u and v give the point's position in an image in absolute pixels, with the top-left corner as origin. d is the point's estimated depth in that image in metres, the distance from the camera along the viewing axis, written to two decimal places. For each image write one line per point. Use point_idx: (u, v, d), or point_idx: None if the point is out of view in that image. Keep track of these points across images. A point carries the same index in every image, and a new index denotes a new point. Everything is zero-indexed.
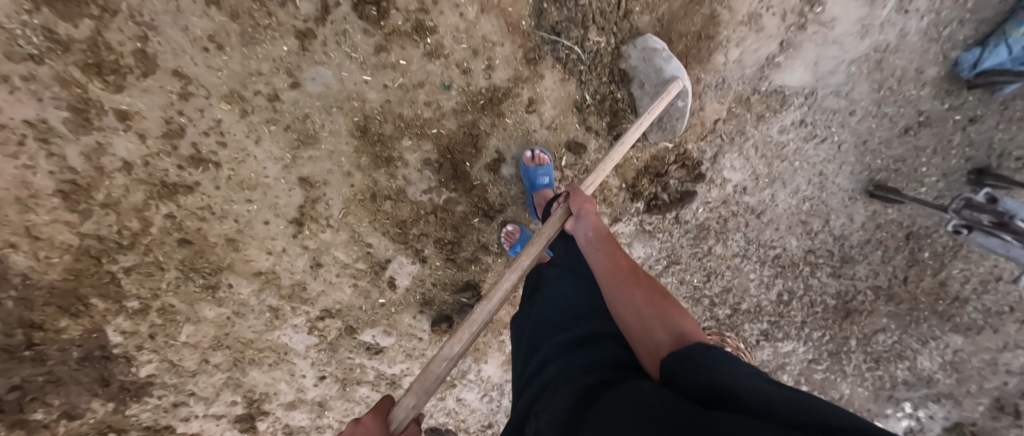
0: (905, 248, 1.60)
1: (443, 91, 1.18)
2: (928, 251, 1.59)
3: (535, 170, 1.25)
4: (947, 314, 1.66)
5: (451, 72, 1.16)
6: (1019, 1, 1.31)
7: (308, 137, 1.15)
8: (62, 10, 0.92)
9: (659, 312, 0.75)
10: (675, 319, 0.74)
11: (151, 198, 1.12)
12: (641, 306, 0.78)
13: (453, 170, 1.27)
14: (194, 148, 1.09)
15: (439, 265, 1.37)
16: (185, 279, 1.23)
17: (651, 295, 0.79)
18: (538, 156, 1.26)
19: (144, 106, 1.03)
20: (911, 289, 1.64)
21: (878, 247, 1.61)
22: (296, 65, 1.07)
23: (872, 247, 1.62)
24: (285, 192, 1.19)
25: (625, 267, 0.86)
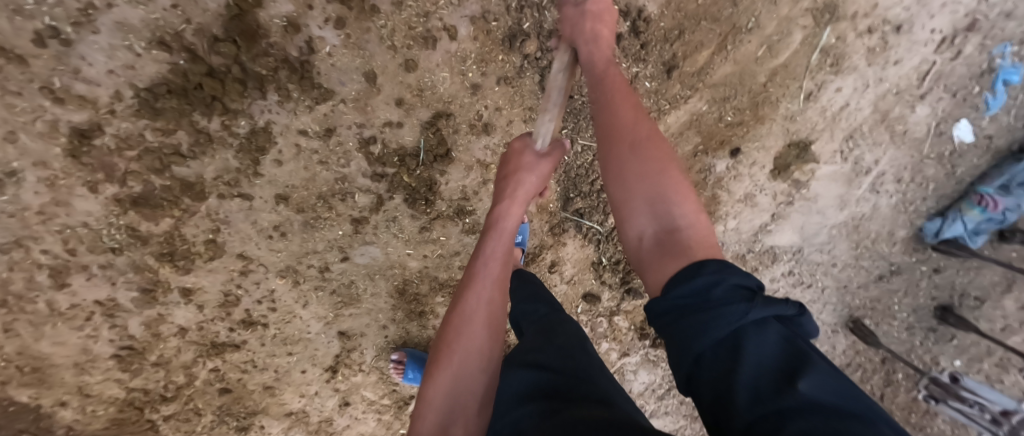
0: (882, 370, 1.81)
1: None
2: (901, 373, 1.80)
3: None
4: (920, 426, 1.86)
5: None
6: (970, 185, 1.56)
7: (351, 298, 1.27)
8: (147, 212, 1.06)
9: (653, 193, 0.78)
10: (670, 206, 0.77)
11: (200, 356, 1.21)
12: (632, 185, 0.79)
13: None
14: (246, 312, 1.20)
15: None
16: (219, 422, 1.28)
17: (647, 165, 0.79)
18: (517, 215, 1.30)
19: (207, 282, 1.15)
20: (888, 405, 1.85)
21: (859, 368, 1.83)
22: (348, 244, 1.22)
23: (853, 369, 1.83)
24: (325, 344, 1.29)
25: (632, 127, 0.83)
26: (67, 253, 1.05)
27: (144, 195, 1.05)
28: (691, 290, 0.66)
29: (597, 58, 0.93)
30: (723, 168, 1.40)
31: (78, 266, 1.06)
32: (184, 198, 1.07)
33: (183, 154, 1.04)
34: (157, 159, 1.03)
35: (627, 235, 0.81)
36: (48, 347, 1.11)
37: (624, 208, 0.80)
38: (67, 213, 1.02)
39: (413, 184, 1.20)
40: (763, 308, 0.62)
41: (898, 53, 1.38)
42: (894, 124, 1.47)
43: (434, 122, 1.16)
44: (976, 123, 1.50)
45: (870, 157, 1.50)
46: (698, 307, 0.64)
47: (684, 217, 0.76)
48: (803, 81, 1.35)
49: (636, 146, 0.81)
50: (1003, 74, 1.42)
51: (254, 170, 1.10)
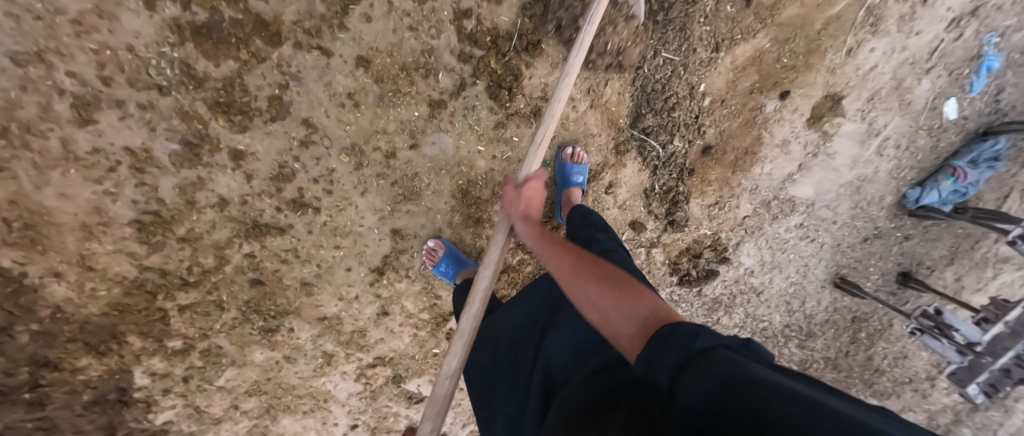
0: (851, 328, 1.94)
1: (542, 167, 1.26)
2: (864, 331, 1.94)
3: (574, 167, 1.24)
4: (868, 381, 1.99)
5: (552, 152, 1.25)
6: (946, 159, 1.71)
7: (412, 193, 1.15)
8: (208, 49, 0.88)
9: (600, 295, 0.70)
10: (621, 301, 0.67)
11: (235, 236, 1.03)
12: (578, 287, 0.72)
13: None
14: (298, 192, 1.04)
15: None
16: (243, 321, 1.12)
17: (588, 272, 0.73)
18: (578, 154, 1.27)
19: (261, 149, 0.98)
20: (851, 361, 1.97)
21: (833, 326, 1.94)
22: (422, 129, 1.09)
23: (829, 326, 1.94)
24: (375, 241, 1.16)
25: (570, 259, 0.77)
26: (100, 82, 0.86)
27: (209, 27, 0.87)
28: (650, 348, 0.59)
29: (525, 224, 0.91)
30: (772, 109, 1.40)
31: (111, 101, 0.87)
32: (255, 39, 0.90)
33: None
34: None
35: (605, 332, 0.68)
36: (52, 200, 0.90)
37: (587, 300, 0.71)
38: (110, 29, 0.84)
39: (499, 71, 1.09)
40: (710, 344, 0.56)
41: (920, 25, 1.47)
42: (905, 94, 1.56)
43: (535, 4, 1.06)
44: (960, 102, 1.62)
45: (882, 121, 1.59)
46: (657, 352, 0.58)
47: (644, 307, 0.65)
48: (848, 36, 1.33)
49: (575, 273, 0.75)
50: (986, 62, 1.56)
51: (341, 23, 0.94)
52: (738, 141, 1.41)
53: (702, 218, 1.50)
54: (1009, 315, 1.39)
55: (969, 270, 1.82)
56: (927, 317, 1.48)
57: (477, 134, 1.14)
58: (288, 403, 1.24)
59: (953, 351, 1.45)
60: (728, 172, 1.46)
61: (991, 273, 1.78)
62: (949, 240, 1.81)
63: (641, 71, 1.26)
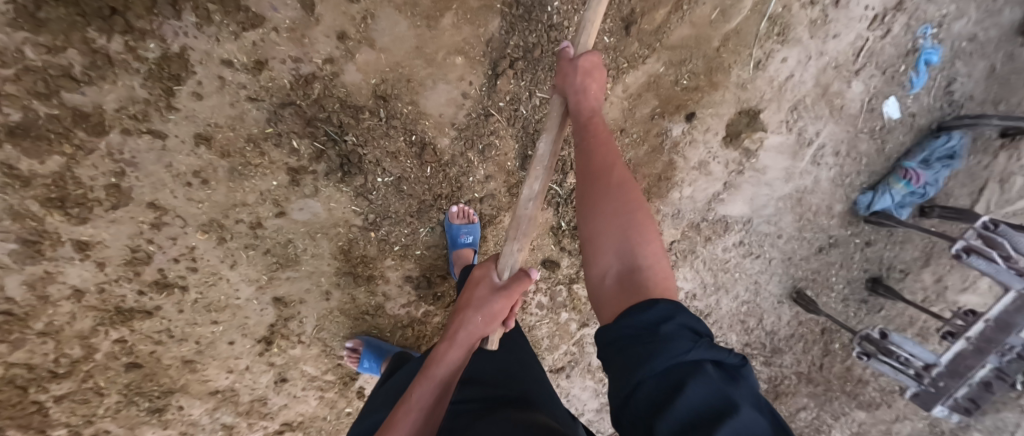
0: (820, 340, 1.83)
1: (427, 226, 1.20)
2: (837, 343, 1.84)
3: (458, 228, 1.17)
4: (853, 393, 1.87)
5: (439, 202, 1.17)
6: (897, 159, 1.58)
7: (288, 259, 1.11)
8: (27, 147, 0.87)
9: (625, 221, 0.74)
10: (639, 242, 0.73)
11: (100, 324, 1.02)
12: (600, 216, 0.75)
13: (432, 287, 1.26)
14: (160, 273, 1.02)
15: None
16: (127, 404, 1.10)
17: (623, 204, 0.76)
18: (465, 213, 1.19)
19: (109, 236, 0.96)
20: (826, 373, 1.86)
21: (801, 340, 1.84)
22: (285, 197, 1.05)
23: (796, 340, 1.84)
24: (257, 312, 1.13)
25: (608, 167, 0.80)
26: None
27: (25, 125, 0.86)
28: (641, 321, 0.62)
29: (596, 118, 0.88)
30: (680, 132, 1.33)
31: None
32: (78, 132, 0.89)
33: (75, 78, 0.86)
34: (40, 78, 0.84)
35: (594, 264, 0.75)
36: None
37: (596, 224, 0.76)
38: None
39: (357, 130, 1.04)
40: (706, 350, 0.58)
41: (837, 27, 1.38)
42: (833, 99, 1.46)
43: (387, 58, 1.02)
44: (902, 101, 1.51)
45: (814, 129, 1.49)
46: (647, 337, 0.60)
47: (649, 257, 0.72)
48: (752, 49, 1.29)
49: (608, 174, 0.79)
50: (924, 55, 1.43)
51: (169, 103, 0.92)
52: (648, 169, 1.35)
53: None
54: (972, 331, 1.18)
55: (951, 269, 1.67)
56: (871, 342, 1.33)
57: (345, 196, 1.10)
58: None
59: (908, 375, 1.29)
60: (643, 200, 1.39)
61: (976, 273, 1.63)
62: (921, 241, 1.67)
63: (518, 115, 1.13)
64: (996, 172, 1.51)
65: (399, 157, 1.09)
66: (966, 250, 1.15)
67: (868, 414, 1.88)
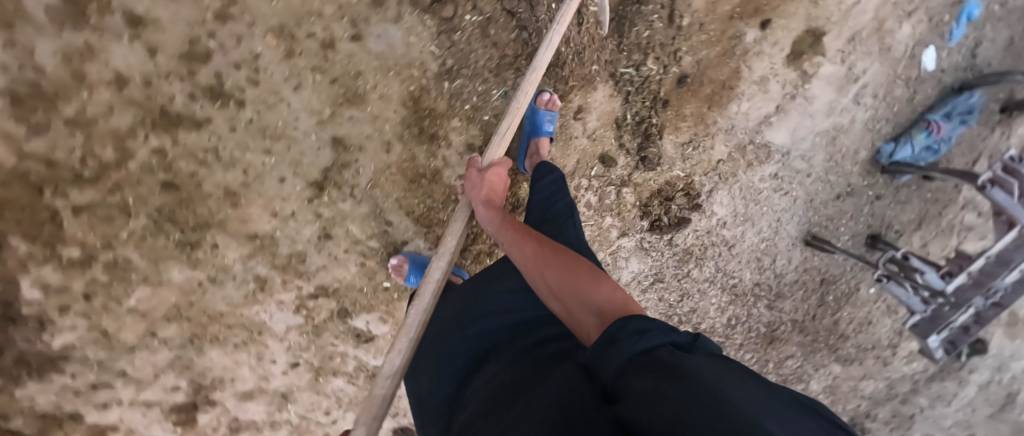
0: (819, 291, 1.84)
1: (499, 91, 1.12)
2: (831, 295, 1.85)
3: (541, 114, 1.18)
4: (835, 347, 1.91)
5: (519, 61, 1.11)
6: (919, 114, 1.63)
7: (355, 95, 1.03)
8: None
9: (572, 288, 0.67)
10: (588, 292, 0.65)
11: (139, 125, 0.92)
12: (552, 286, 0.69)
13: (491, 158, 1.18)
14: (216, 78, 0.93)
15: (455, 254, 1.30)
16: (156, 232, 0.99)
17: (562, 265, 0.71)
18: (549, 101, 1.22)
19: (166, 17, 0.88)
20: (817, 324, 1.89)
21: (802, 287, 1.83)
22: (364, 17, 0.98)
23: (799, 287, 1.83)
24: (313, 150, 1.04)
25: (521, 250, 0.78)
26: None
27: None
28: (600, 344, 0.56)
29: (491, 212, 0.91)
30: (752, 39, 1.33)
31: None
32: None
33: None
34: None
35: (570, 328, 0.67)
36: None
37: (545, 288, 0.70)
38: None
39: None
40: (656, 338, 0.54)
41: None
42: (885, 37, 1.50)
43: None
44: (938, 53, 1.55)
45: (861, 66, 1.53)
46: (608, 350, 0.55)
47: (607, 295, 0.64)
48: None
49: (547, 249, 0.75)
50: (967, 8, 1.48)
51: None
52: (714, 73, 1.34)
53: (674, 157, 1.43)
54: (975, 265, 1.26)
55: (936, 236, 1.75)
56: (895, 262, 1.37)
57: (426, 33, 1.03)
58: (215, 332, 1.12)
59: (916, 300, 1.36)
60: (704, 107, 1.38)
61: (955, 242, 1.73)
62: (919, 205, 1.73)
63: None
64: (989, 147, 1.60)
65: None
66: (991, 182, 1.19)
67: (842, 367, 1.95)
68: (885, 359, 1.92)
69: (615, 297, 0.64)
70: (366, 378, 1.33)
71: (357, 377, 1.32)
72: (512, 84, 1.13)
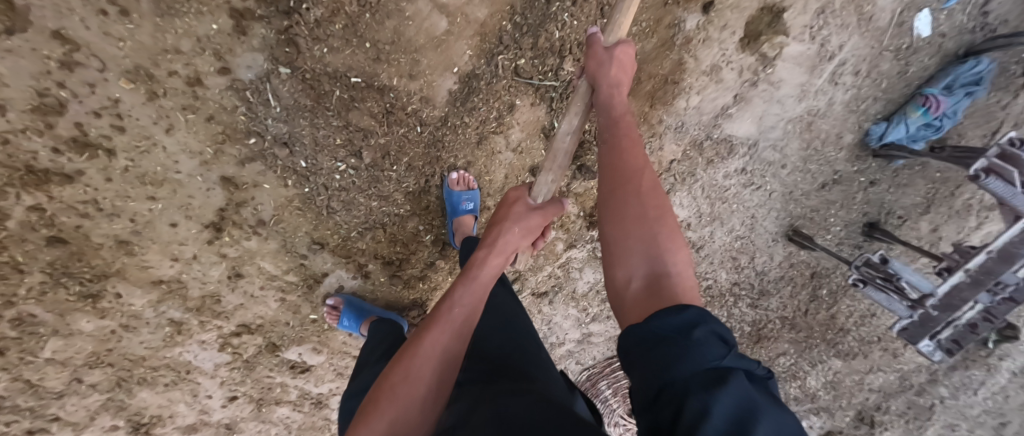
0: (809, 285, 1.69)
1: (391, 103, 1.05)
2: (825, 288, 1.69)
3: (458, 194, 1.15)
4: (833, 341, 1.76)
5: (405, 79, 1.04)
6: (919, 86, 1.34)
7: (235, 131, 0.98)
8: None
9: (651, 226, 0.70)
10: (662, 252, 0.68)
11: (9, 185, 0.88)
12: (626, 230, 0.70)
13: (403, 167, 1.12)
14: (78, 128, 0.88)
15: (382, 280, 1.26)
16: (54, 286, 0.98)
17: (648, 215, 0.71)
18: (464, 179, 1.17)
19: (6, 70, 0.81)
20: (810, 319, 1.74)
21: (790, 283, 1.70)
22: (228, 48, 0.92)
23: (784, 283, 1.70)
24: (202, 192, 1.01)
25: (632, 174, 0.75)
26: None
27: None
28: (671, 323, 0.56)
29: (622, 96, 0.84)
30: (695, 26, 1.20)
31: None
32: None
33: None
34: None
35: (615, 275, 0.70)
36: None
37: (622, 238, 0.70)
38: None
39: None
40: (736, 357, 0.54)
41: None
42: (863, 4, 1.21)
43: None
44: (935, 17, 1.25)
45: (838, 41, 1.26)
46: (666, 340, 0.55)
47: (676, 266, 0.68)
48: None
49: (627, 176, 0.74)
50: None
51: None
52: (653, 67, 1.23)
53: None
54: (972, 263, 1.04)
55: (948, 220, 1.50)
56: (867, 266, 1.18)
57: (286, 56, 0.96)
58: (142, 373, 1.14)
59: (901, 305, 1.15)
60: (645, 105, 1.27)
61: (975, 223, 1.47)
62: (925, 186, 1.48)
63: None
64: (1013, 115, 1.30)
65: (340, 6, 0.94)
66: (986, 170, 0.96)
67: (844, 362, 1.77)
68: (895, 350, 1.72)
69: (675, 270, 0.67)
70: (313, 404, 1.36)
71: (302, 404, 1.35)
72: (420, 98, 1.07)
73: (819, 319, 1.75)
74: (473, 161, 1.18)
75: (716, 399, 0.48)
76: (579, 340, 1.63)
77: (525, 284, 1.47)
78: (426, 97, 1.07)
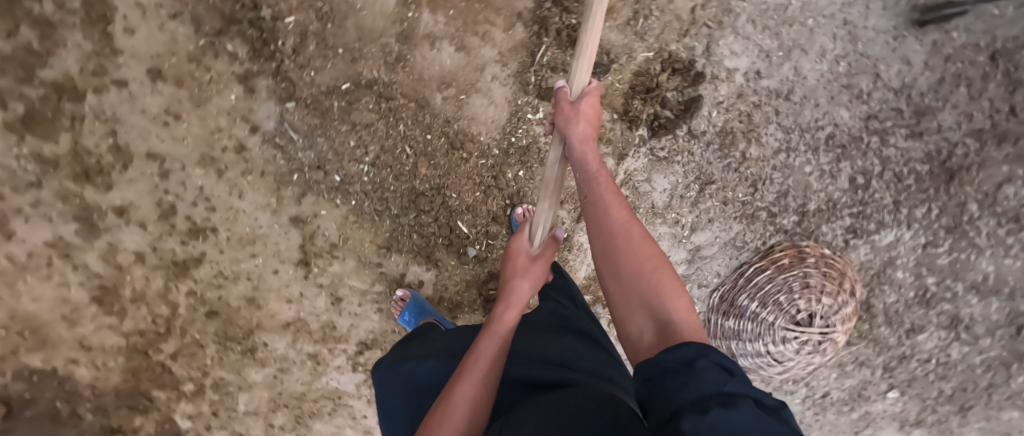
0: (994, 72, 1.17)
1: (377, 91, 1.21)
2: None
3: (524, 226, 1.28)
4: None
5: (391, 66, 1.21)
6: None
7: (282, 176, 1.20)
8: (41, 133, 1.09)
9: (649, 288, 0.70)
10: (664, 304, 0.68)
11: (170, 280, 1.21)
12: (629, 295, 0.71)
13: (411, 148, 1.24)
14: (189, 220, 1.19)
15: (454, 265, 1.32)
16: (225, 350, 1.27)
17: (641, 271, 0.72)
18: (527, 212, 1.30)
19: (135, 195, 1.16)
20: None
21: (959, 84, 1.20)
22: (249, 109, 1.17)
23: (949, 87, 1.21)
24: (283, 236, 1.23)
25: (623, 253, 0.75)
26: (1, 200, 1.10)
27: (30, 113, 1.07)
28: (673, 358, 0.57)
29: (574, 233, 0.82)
30: None
31: (14, 210, 1.11)
32: (65, 105, 1.08)
33: (36, 53, 1.05)
34: (30, 75, 1.05)
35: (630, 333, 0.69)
36: (32, 305, 1.15)
37: (625, 302, 0.71)
38: None
39: (257, 34, 1.15)
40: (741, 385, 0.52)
41: None
42: None
43: None
44: None
45: None
46: (678, 371, 0.55)
47: (679, 312, 0.66)
48: None
49: (621, 228, 0.77)
50: None
51: (122, 55, 1.09)
52: None
53: (627, 42, 1.27)
54: None
55: None
56: None
57: (290, 92, 1.17)
58: (308, 408, 1.34)
59: None
60: None
61: None
62: None
63: None
64: None
65: (305, 36, 1.16)
66: None
67: None
68: None
69: (687, 323, 0.65)
70: None
71: None
72: (403, 78, 1.22)
73: (982, 111, 1.18)
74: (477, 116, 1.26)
75: (698, 389, 0.51)
76: (689, 258, 1.46)
77: None
78: (408, 77, 1.22)
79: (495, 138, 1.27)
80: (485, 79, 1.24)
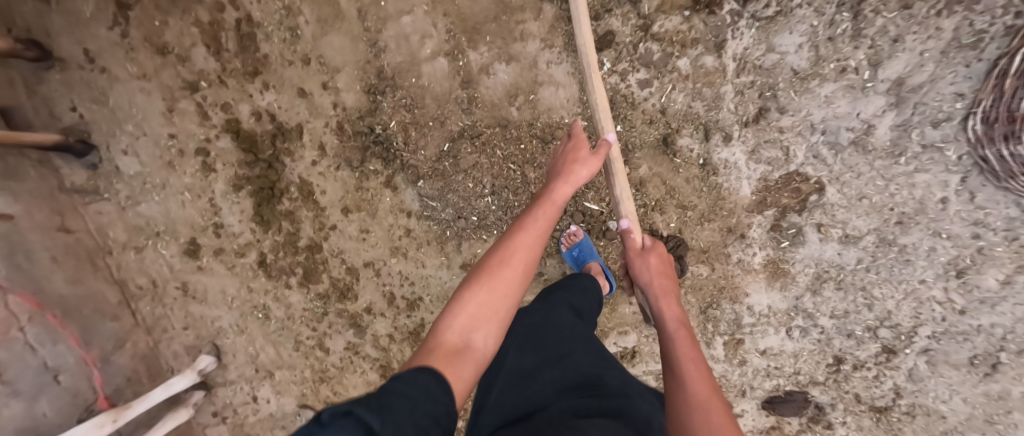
0: None
1: (471, 135, 1.39)
2: None
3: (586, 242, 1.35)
4: None
5: (473, 111, 1.39)
6: None
7: (442, 238, 1.47)
8: (309, 280, 1.54)
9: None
10: None
11: (414, 346, 1.55)
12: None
13: (518, 163, 1.38)
14: (404, 297, 1.53)
15: (605, 243, 1.41)
16: None
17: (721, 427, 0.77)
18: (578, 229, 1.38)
19: (370, 296, 1.54)
20: None
21: None
22: (401, 202, 1.46)
23: None
24: (461, 282, 1.50)
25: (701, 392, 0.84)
26: (310, 329, 1.58)
27: (305, 272, 1.53)
28: None
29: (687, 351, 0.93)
30: None
31: (319, 334, 1.58)
32: (314, 254, 1.52)
33: (292, 231, 1.51)
34: (294, 246, 1.51)
35: None
36: (354, 391, 1.61)
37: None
38: (291, 306, 1.57)
39: (377, 147, 1.44)
40: None
41: None
42: None
43: (364, 80, 1.41)
44: None
45: None
46: None
47: None
48: None
49: (703, 396, 0.83)
50: None
51: (327, 208, 1.49)
52: None
53: None
54: None
55: None
56: None
57: (416, 173, 1.43)
58: None
59: None
60: None
61: None
62: None
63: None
64: None
65: (405, 129, 1.41)
66: None
67: None
68: None
69: None
70: None
71: None
72: (482, 115, 1.38)
73: None
74: (552, 105, 1.37)
75: None
76: (896, 99, 1.18)
77: (726, 125, 1.30)
78: (490, 111, 1.38)
79: (578, 112, 1.37)
80: (544, 73, 1.35)
